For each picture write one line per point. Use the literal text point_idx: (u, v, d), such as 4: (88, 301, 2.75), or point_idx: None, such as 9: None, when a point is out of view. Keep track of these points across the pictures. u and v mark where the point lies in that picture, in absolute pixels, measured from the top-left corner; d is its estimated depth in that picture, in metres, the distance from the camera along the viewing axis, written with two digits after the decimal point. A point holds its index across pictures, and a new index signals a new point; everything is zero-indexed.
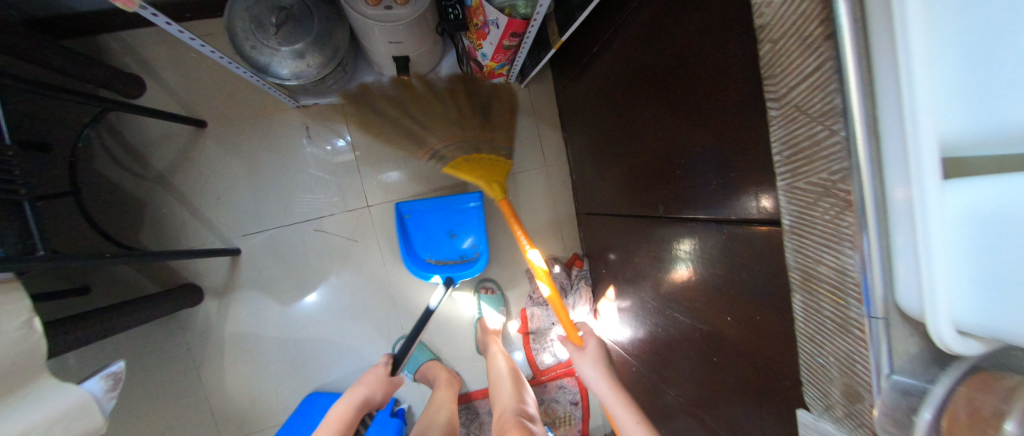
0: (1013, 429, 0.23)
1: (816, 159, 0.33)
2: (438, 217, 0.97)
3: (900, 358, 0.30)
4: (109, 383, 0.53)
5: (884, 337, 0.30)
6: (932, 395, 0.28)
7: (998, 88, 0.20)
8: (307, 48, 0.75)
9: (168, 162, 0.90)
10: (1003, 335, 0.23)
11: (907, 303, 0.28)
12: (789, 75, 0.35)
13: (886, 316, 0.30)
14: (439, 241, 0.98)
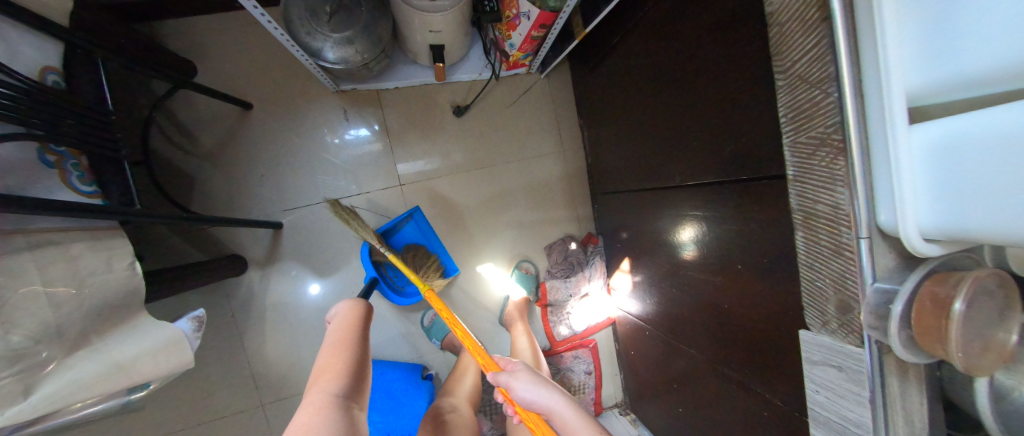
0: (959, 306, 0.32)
1: (815, 117, 0.42)
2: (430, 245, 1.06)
3: (881, 269, 0.39)
4: (195, 324, 0.61)
5: (868, 251, 0.38)
6: (901, 292, 0.36)
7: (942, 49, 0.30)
8: (355, 35, 0.82)
9: (217, 140, 0.96)
10: (952, 230, 0.32)
11: (883, 221, 0.37)
12: (793, 52, 0.44)
13: (869, 234, 0.38)
14: (401, 253, 1.05)
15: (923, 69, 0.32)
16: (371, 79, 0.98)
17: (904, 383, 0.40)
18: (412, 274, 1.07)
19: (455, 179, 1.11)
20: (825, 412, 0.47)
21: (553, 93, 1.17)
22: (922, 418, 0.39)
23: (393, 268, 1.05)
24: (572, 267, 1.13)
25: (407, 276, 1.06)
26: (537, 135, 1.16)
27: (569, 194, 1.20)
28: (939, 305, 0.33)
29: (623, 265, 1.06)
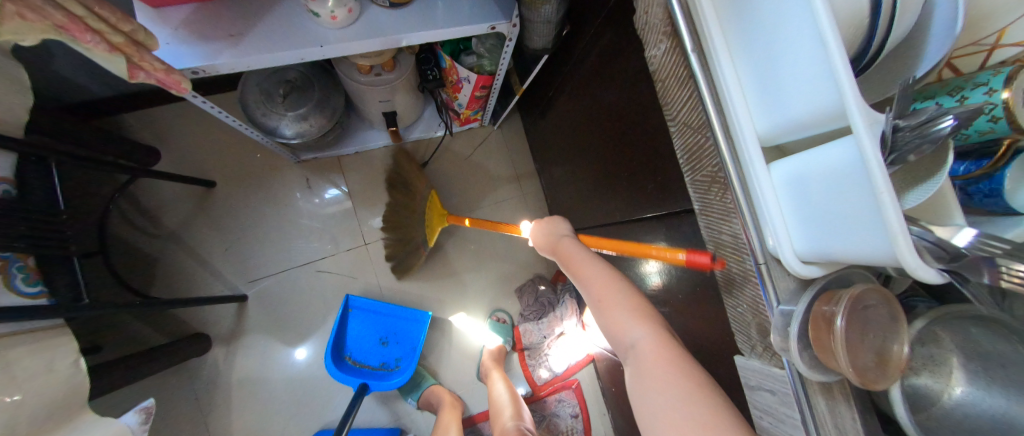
0: (839, 323, 0.34)
1: (704, 158, 0.47)
2: (387, 319, 1.04)
3: (782, 293, 0.42)
4: (143, 416, 0.59)
5: (768, 277, 0.41)
6: (797, 314, 0.38)
7: (777, 102, 0.35)
8: (309, 112, 0.89)
9: (182, 220, 1.00)
10: (820, 254, 0.36)
11: (771, 249, 0.40)
12: (677, 103, 0.49)
13: (766, 261, 0.42)
14: (371, 342, 1.04)
15: (766, 118, 0.37)
16: (331, 147, 1.05)
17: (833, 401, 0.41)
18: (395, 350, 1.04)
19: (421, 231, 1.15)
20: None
21: (507, 142, 1.25)
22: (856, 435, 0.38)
23: (375, 356, 1.03)
24: (543, 308, 1.13)
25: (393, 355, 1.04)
26: (496, 183, 1.24)
27: (533, 234, 1.25)
28: (829, 324, 0.36)
29: None
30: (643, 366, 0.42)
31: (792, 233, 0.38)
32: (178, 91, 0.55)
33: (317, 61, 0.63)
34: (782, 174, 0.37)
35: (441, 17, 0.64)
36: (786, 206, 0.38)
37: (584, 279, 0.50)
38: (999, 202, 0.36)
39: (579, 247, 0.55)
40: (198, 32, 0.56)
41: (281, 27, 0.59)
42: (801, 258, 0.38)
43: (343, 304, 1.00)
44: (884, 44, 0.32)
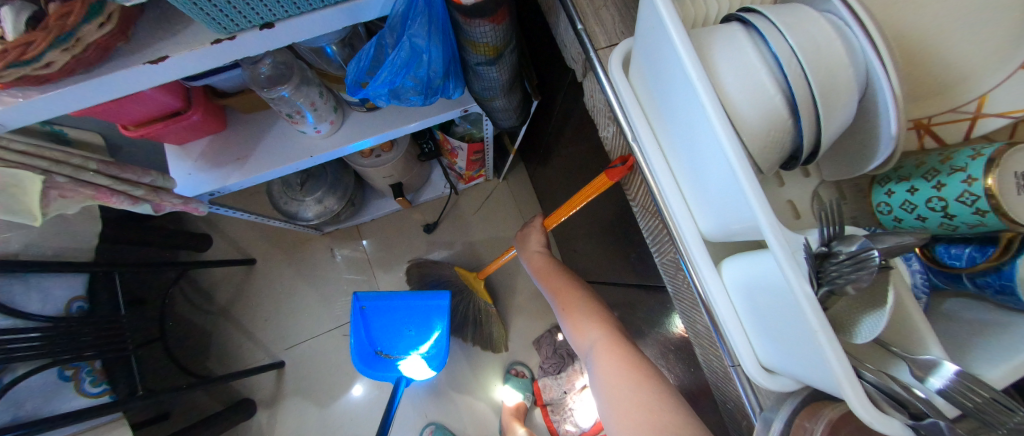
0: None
1: (666, 242, 0.45)
2: (407, 307, 0.99)
3: (762, 397, 0.37)
4: None
5: (744, 381, 0.37)
6: (774, 427, 0.33)
7: (707, 202, 0.33)
8: (324, 195, 1.01)
9: (231, 296, 1.14)
10: (786, 368, 0.31)
11: (735, 354, 0.37)
12: (636, 184, 0.49)
13: (738, 364, 0.37)
14: (397, 333, 1.01)
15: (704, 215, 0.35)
16: (349, 217, 1.15)
17: None
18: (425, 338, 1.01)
19: None
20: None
21: (513, 191, 1.28)
22: None
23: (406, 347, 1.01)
24: (561, 359, 1.11)
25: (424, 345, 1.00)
26: (505, 232, 1.26)
27: None
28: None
29: None
30: (597, 356, 0.56)
31: (755, 338, 0.34)
32: (190, 208, 0.64)
33: (312, 166, 0.71)
34: (732, 275, 0.34)
35: (413, 110, 0.70)
36: (743, 308, 0.34)
37: (558, 298, 0.69)
38: (1015, 300, 0.28)
39: (562, 271, 0.75)
40: (213, 161, 0.67)
41: (279, 142, 0.69)
42: (770, 368, 0.34)
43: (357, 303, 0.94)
44: (811, 142, 0.29)
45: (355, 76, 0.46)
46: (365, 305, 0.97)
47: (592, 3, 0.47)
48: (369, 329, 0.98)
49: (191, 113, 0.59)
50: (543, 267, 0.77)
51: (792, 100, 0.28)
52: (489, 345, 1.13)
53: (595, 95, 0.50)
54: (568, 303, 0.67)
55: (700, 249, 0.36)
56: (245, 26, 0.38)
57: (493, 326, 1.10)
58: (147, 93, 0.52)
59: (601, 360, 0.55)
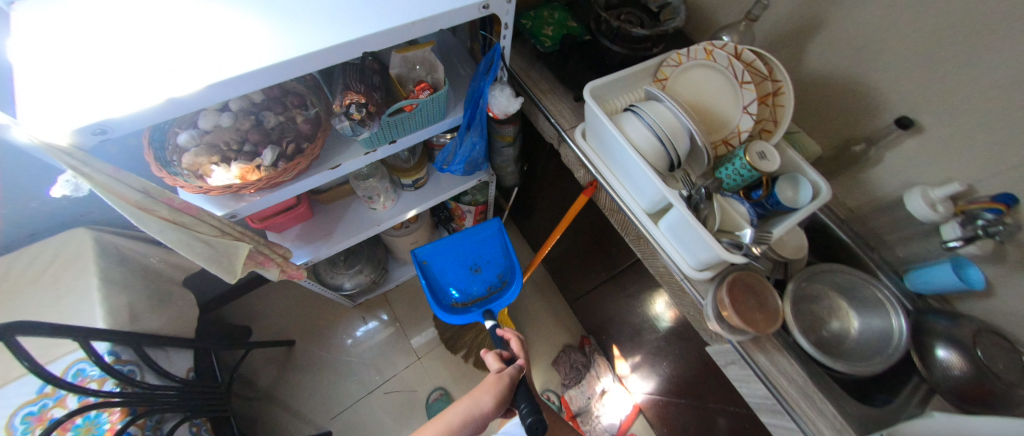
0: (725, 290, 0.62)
1: (628, 225, 0.77)
2: (466, 248, 1.16)
3: (703, 293, 0.67)
4: None
5: (688, 286, 0.68)
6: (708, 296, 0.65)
7: (642, 191, 0.68)
8: (362, 265, 1.24)
9: (273, 378, 1.23)
10: (700, 262, 0.64)
11: (679, 270, 0.68)
12: (602, 199, 0.83)
13: (682, 276, 0.69)
14: (462, 274, 1.17)
15: (642, 200, 0.70)
16: (378, 284, 1.36)
17: (763, 353, 0.64)
18: (490, 270, 1.19)
19: (460, 332, 1.37)
20: (771, 394, 0.63)
21: None
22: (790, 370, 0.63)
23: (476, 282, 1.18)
24: (578, 371, 1.35)
25: (490, 279, 1.19)
26: None
27: (551, 310, 1.50)
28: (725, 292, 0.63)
29: (617, 354, 1.32)
30: None
31: (683, 254, 0.66)
32: (294, 276, 0.85)
33: (377, 233, 0.98)
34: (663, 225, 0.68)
35: (445, 184, 1.03)
36: (673, 240, 0.67)
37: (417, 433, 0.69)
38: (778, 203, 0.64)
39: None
40: (305, 240, 0.92)
41: (352, 220, 0.96)
42: (695, 268, 0.66)
43: (417, 253, 1.10)
44: (676, 155, 0.65)
45: (440, 161, 0.83)
46: (424, 261, 1.12)
47: (556, 107, 0.85)
48: (436, 281, 1.14)
49: (299, 205, 0.85)
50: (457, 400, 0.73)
51: (659, 137, 0.64)
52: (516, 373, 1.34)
53: (568, 154, 0.86)
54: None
55: (645, 217, 0.70)
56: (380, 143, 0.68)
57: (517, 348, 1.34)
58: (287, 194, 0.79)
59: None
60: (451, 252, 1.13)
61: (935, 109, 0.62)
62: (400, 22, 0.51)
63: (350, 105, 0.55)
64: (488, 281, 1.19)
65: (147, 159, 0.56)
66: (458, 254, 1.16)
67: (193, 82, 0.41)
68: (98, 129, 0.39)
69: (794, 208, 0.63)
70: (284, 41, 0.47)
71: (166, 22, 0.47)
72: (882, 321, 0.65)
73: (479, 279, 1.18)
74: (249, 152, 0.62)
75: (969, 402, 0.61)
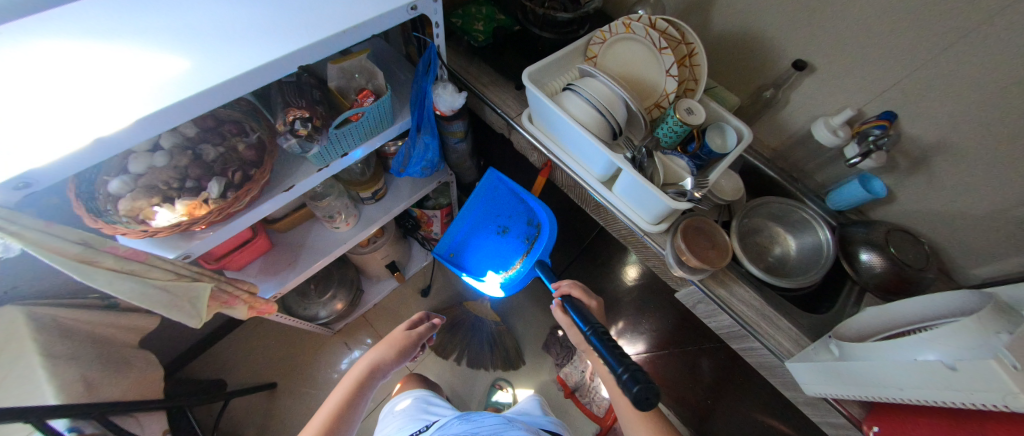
0: (679, 237, 0.68)
1: (586, 197, 0.82)
2: (483, 217, 0.96)
3: (663, 245, 0.73)
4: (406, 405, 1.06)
5: (649, 241, 0.73)
6: (667, 246, 0.71)
7: (592, 161, 0.73)
8: (335, 289, 1.21)
9: (260, 425, 1.17)
10: (655, 216, 0.70)
11: (638, 228, 0.74)
12: (559, 177, 0.87)
13: (641, 233, 0.74)
14: (495, 243, 0.97)
15: (593, 170, 0.75)
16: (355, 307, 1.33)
17: (722, 286, 0.72)
18: (519, 223, 0.94)
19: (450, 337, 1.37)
20: (735, 322, 0.71)
21: None
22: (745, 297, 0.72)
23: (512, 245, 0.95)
24: (569, 348, 1.41)
25: (525, 232, 0.93)
26: None
27: (533, 297, 1.55)
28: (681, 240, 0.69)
29: None
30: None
31: (639, 212, 0.72)
32: (264, 312, 0.82)
33: (345, 252, 0.97)
34: (617, 189, 0.73)
35: (405, 192, 1.03)
36: (628, 201, 0.73)
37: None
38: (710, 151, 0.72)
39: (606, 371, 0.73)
40: (268, 273, 0.88)
41: (315, 243, 0.94)
42: (652, 222, 0.72)
43: (445, 249, 0.97)
44: (616, 123, 0.71)
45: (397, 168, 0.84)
46: (456, 253, 0.98)
47: (500, 98, 0.88)
48: (471, 262, 0.98)
49: (257, 238, 0.82)
50: (355, 373, 0.79)
51: (598, 109, 0.70)
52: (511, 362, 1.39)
53: (520, 141, 0.89)
54: (346, 405, 0.73)
55: (599, 186, 0.75)
56: (332, 158, 0.67)
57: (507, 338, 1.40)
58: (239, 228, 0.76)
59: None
60: (471, 224, 0.96)
61: (820, 49, 0.73)
62: (327, 32, 0.51)
63: (293, 120, 0.56)
64: (524, 235, 0.94)
65: (75, 212, 0.51)
66: (480, 220, 0.96)
67: (120, 119, 0.40)
68: (19, 183, 0.37)
69: (725, 153, 0.71)
70: (209, 67, 0.46)
71: (65, 60, 0.43)
72: (812, 239, 0.75)
73: (514, 238, 0.95)
74: (191, 188, 0.59)
75: (890, 290, 0.72)
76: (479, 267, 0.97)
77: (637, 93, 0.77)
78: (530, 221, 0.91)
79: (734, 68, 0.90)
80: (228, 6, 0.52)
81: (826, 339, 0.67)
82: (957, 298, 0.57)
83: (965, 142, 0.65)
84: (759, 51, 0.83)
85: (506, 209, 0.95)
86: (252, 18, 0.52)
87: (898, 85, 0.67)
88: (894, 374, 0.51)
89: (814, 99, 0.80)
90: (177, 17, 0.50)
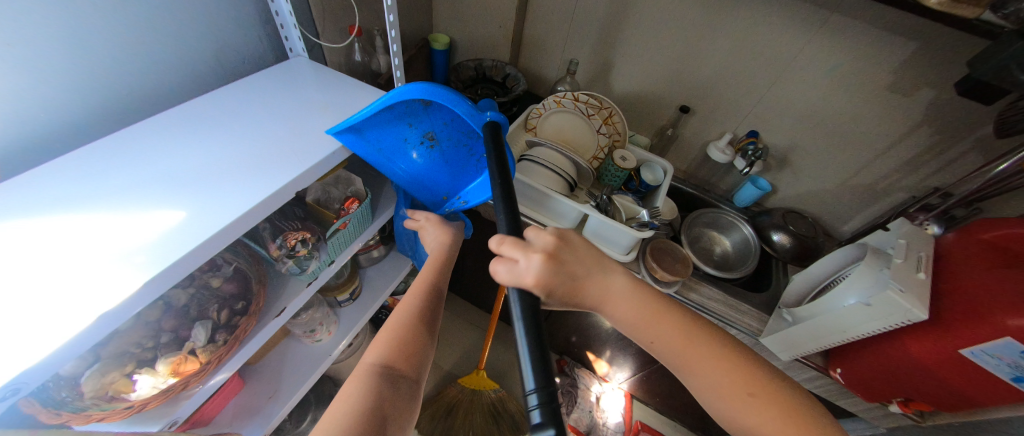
0: (651, 262, 0.80)
1: None
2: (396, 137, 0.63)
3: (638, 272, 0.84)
4: None
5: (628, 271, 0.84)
6: (640, 271, 0.83)
7: (559, 215, 0.84)
8: (314, 411, 1.07)
9: None
10: (623, 249, 0.82)
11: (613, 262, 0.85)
12: None
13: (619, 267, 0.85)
14: (442, 158, 0.66)
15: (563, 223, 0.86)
16: None
17: (692, 291, 0.85)
18: (424, 117, 0.61)
19: (451, 423, 1.27)
20: (713, 319, 0.83)
21: (454, 315, 1.61)
22: (714, 295, 0.86)
23: (453, 141, 0.64)
24: (568, 392, 1.43)
25: (440, 112, 0.60)
26: (470, 344, 1.53)
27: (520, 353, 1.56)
28: (653, 263, 0.81)
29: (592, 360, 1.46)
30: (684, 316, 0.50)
31: (610, 249, 0.84)
32: None
33: (329, 366, 0.89)
34: (587, 233, 0.84)
35: (382, 283, 1.01)
36: (599, 242, 0.84)
37: (385, 329, 0.52)
38: (644, 185, 0.89)
39: (638, 329, 0.48)
40: (246, 414, 0.76)
41: (294, 364, 0.85)
42: (623, 255, 0.84)
43: (435, 196, 0.73)
44: (570, 178, 0.84)
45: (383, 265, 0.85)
46: (447, 192, 0.72)
47: None
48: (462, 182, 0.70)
49: (233, 376, 0.72)
50: (430, 264, 0.66)
51: (555, 171, 0.82)
52: (518, 429, 1.32)
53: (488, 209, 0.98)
54: (425, 290, 0.60)
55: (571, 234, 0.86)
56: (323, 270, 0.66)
57: (509, 403, 1.35)
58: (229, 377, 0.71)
59: (411, 375, 0.49)
60: (406, 163, 0.67)
61: (697, 96, 0.99)
62: (316, 157, 0.56)
63: (294, 243, 0.57)
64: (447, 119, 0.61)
65: (23, 409, 0.42)
66: (402, 155, 0.66)
67: (122, 290, 0.38)
68: (9, 391, 0.32)
69: (658, 184, 0.89)
70: (207, 212, 0.46)
71: (33, 239, 0.40)
72: (740, 235, 0.97)
73: (436, 129, 0.62)
74: (170, 342, 0.53)
75: (800, 257, 0.93)
76: (465, 181, 0.69)
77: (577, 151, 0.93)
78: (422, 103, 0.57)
79: (638, 117, 1.14)
80: (209, 147, 0.54)
81: (779, 310, 0.82)
82: (846, 253, 0.77)
83: (804, 141, 0.94)
84: (652, 103, 1.08)
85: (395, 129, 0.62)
86: (236, 155, 0.54)
87: (753, 111, 0.95)
88: (832, 325, 0.66)
89: (701, 129, 1.06)
90: (156, 168, 0.50)
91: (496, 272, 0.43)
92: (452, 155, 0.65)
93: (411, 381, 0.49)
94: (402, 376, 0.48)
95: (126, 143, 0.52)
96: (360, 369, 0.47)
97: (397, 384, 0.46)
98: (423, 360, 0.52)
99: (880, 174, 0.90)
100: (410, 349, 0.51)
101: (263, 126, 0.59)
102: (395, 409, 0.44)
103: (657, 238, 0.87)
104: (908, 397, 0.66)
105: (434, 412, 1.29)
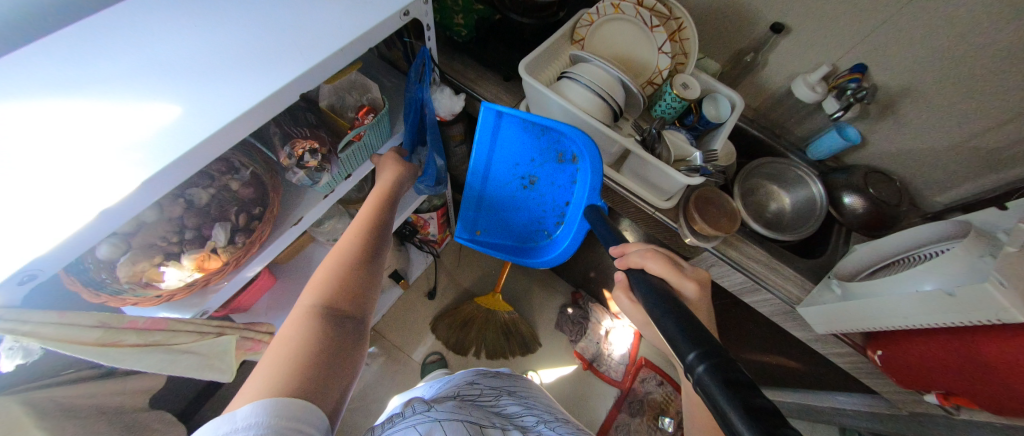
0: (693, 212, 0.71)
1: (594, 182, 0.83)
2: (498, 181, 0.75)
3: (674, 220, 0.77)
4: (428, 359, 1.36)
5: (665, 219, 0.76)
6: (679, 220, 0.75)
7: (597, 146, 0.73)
8: None
9: None
10: (663, 192, 0.73)
11: (649, 205, 0.77)
12: None
13: (654, 212, 0.77)
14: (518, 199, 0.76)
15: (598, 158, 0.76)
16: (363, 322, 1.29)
17: (733, 249, 0.77)
18: (547, 166, 0.70)
19: (466, 334, 1.38)
20: (748, 279, 0.76)
21: None
22: (757, 255, 0.77)
23: (546, 193, 0.75)
24: (580, 323, 1.48)
25: (562, 173, 0.70)
26: (490, 266, 1.58)
27: (537, 281, 1.60)
28: (695, 213, 0.72)
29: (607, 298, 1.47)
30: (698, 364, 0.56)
31: (649, 191, 0.75)
32: None
33: None
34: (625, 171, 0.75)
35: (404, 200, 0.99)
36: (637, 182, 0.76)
37: (315, 272, 0.48)
38: (703, 122, 0.75)
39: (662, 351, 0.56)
40: (280, 306, 0.82)
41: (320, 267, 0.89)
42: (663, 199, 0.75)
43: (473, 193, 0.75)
44: (617, 106, 0.71)
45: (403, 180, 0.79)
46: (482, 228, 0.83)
47: (492, 92, 0.84)
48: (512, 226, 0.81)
49: (262, 273, 0.76)
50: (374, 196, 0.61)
51: (600, 96, 0.69)
52: (527, 347, 1.42)
53: None
54: (364, 226, 0.56)
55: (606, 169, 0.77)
56: (339, 182, 0.63)
57: (521, 324, 1.43)
58: (259, 274, 0.75)
59: (356, 314, 0.45)
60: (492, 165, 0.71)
61: (799, 10, 0.76)
62: (323, 54, 0.47)
63: (302, 152, 0.53)
64: (557, 180, 0.71)
65: (70, 288, 0.45)
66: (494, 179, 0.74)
67: (120, 187, 0.35)
68: (24, 277, 0.32)
69: (720, 122, 0.75)
70: (202, 108, 0.41)
71: (32, 124, 0.38)
72: (805, 192, 0.84)
73: (535, 181, 0.73)
74: (194, 239, 0.54)
75: (873, 226, 0.79)
76: (512, 226, 0.81)
77: (630, 72, 0.77)
78: (562, 157, 0.67)
79: (712, 35, 0.92)
80: (202, 32, 0.47)
81: (828, 280, 0.73)
82: (937, 228, 0.62)
83: (929, 85, 0.72)
84: (736, 17, 0.86)
85: (512, 155, 0.69)
86: (233, 44, 0.46)
87: (868, 38, 0.72)
88: (893, 307, 0.57)
89: (792, 57, 0.84)
90: (151, 53, 0.44)
91: (648, 264, 0.48)
92: (530, 203, 0.76)
93: (357, 321, 0.45)
94: (345, 314, 0.44)
95: (117, 21, 0.47)
96: (298, 311, 0.42)
97: (343, 323, 0.42)
98: (367, 299, 0.48)
99: (1019, 137, 0.70)
100: (349, 287, 0.47)
101: (264, 11, 0.50)
102: (342, 349, 0.40)
103: (706, 185, 0.77)
104: (950, 391, 0.60)
105: (451, 322, 1.39)
